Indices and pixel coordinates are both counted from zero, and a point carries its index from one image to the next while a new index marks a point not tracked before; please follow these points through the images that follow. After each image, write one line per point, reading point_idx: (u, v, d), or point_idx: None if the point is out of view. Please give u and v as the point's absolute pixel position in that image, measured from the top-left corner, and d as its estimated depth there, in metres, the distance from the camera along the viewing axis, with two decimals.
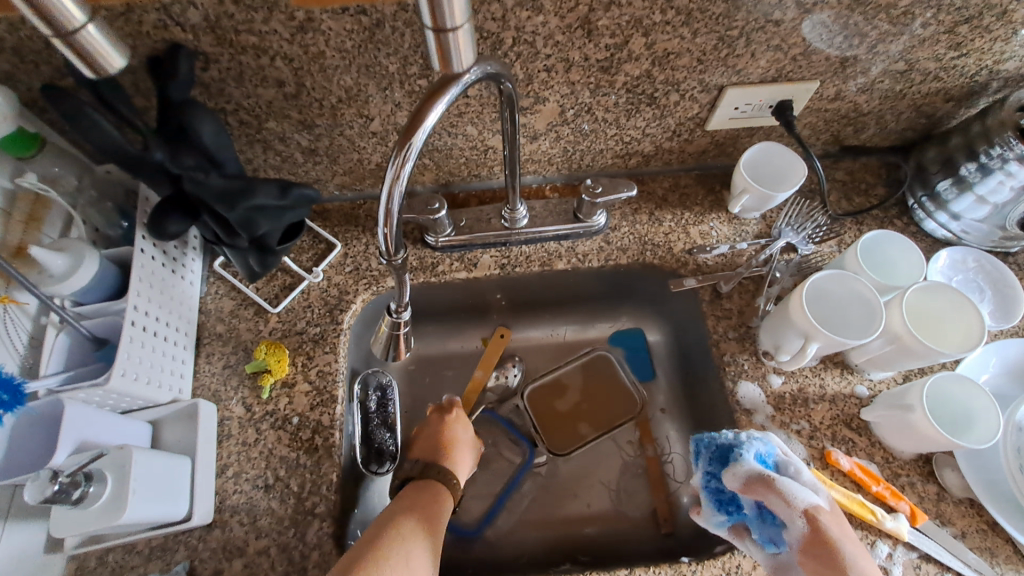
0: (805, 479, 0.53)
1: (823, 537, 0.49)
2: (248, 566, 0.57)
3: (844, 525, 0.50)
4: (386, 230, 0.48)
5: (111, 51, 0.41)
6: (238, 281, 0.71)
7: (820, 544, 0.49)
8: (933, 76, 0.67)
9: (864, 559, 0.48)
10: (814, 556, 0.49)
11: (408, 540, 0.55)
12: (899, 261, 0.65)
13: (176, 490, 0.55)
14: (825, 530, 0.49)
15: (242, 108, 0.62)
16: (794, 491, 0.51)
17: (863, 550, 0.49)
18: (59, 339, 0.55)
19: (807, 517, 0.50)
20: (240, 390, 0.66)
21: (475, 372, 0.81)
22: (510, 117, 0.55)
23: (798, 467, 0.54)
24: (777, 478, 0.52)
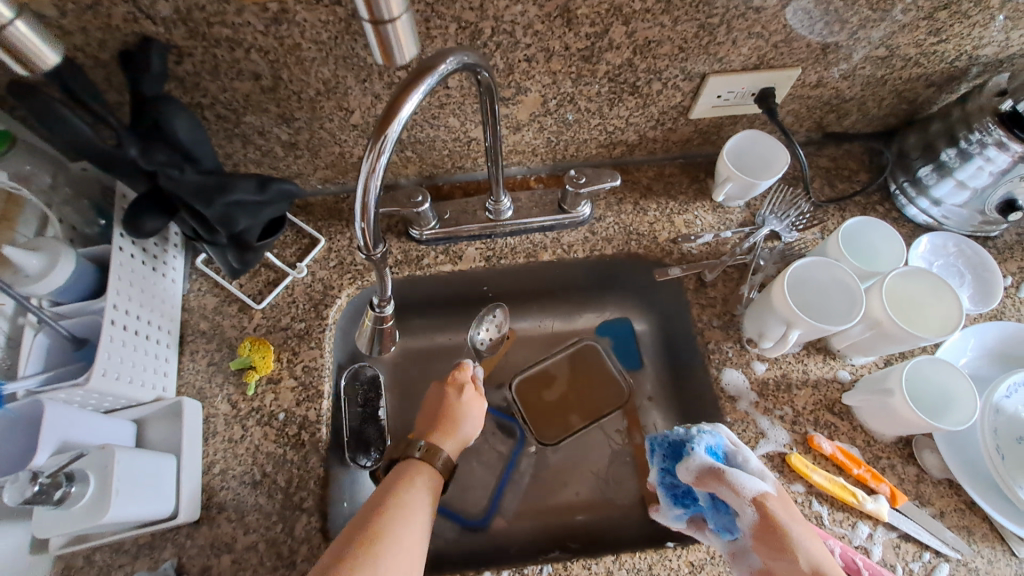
0: (754, 468, 0.54)
1: (772, 523, 0.50)
2: (237, 562, 0.57)
3: (791, 508, 0.52)
4: (364, 223, 0.48)
5: (42, 47, 0.43)
6: (220, 277, 0.71)
7: (770, 529, 0.50)
8: (913, 61, 0.67)
9: (812, 543, 0.49)
10: (765, 543, 0.50)
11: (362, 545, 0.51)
12: (880, 247, 0.65)
13: (161, 488, 0.55)
14: (774, 518, 0.50)
15: (219, 102, 0.61)
16: (742, 480, 0.52)
17: (810, 533, 0.50)
18: (38, 340, 0.55)
19: (756, 505, 0.51)
20: (225, 387, 0.65)
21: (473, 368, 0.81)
22: (489, 106, 0.55)
23: (745, 456, 0.55)
24: (728, 469, 0.52)
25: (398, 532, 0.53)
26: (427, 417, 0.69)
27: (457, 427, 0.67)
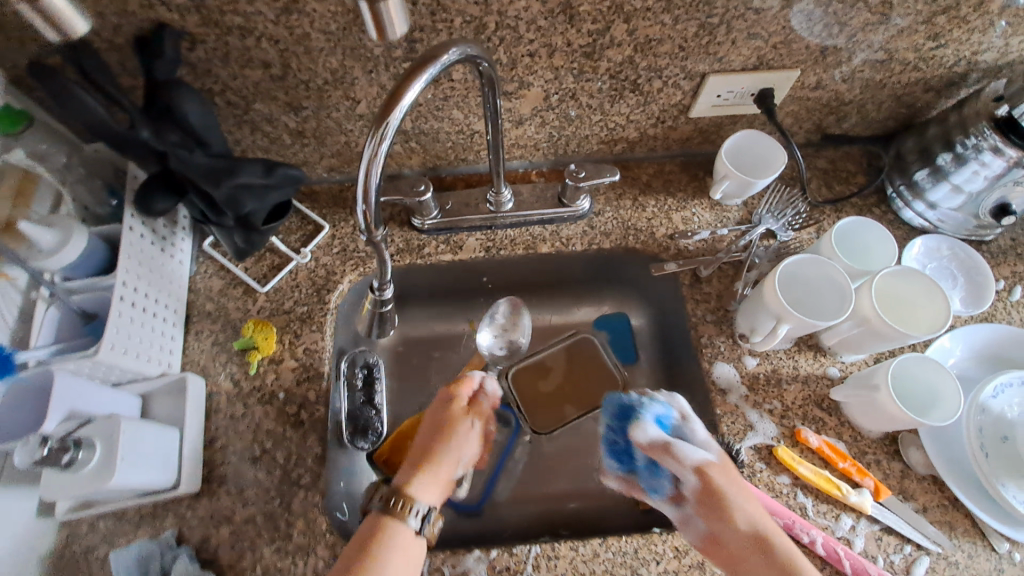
0: (698, 436, 0.58)
1: (711, 488, 0.53)
2: (235, 533, 0.59)
3: (734, 475, 0.54)
4: (365, 206, 0.49)
5: (74, 16, 0.45)
6: (226, 260, 0.72)
7: (710, 494, 0.53)
8: (911, 65, 0.68)
9: (748, 503, 0.53)
10: (705, 507, 0.53)
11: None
12: (873, 247, 0.65)
13: (164, 460, 0.57)
14: (714, 482, 0.53)
15: (230, 88, 0.62)
16: (685, 451, 0.55)
17: (747, 494, 0.53)
18: (48, 313, 0.57)
19: (697, 473, 0.54)
20: (228, 366, 0.67)
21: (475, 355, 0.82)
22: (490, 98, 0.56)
23: (689, 424, 0.59)
24: (672, 441, 0.56)
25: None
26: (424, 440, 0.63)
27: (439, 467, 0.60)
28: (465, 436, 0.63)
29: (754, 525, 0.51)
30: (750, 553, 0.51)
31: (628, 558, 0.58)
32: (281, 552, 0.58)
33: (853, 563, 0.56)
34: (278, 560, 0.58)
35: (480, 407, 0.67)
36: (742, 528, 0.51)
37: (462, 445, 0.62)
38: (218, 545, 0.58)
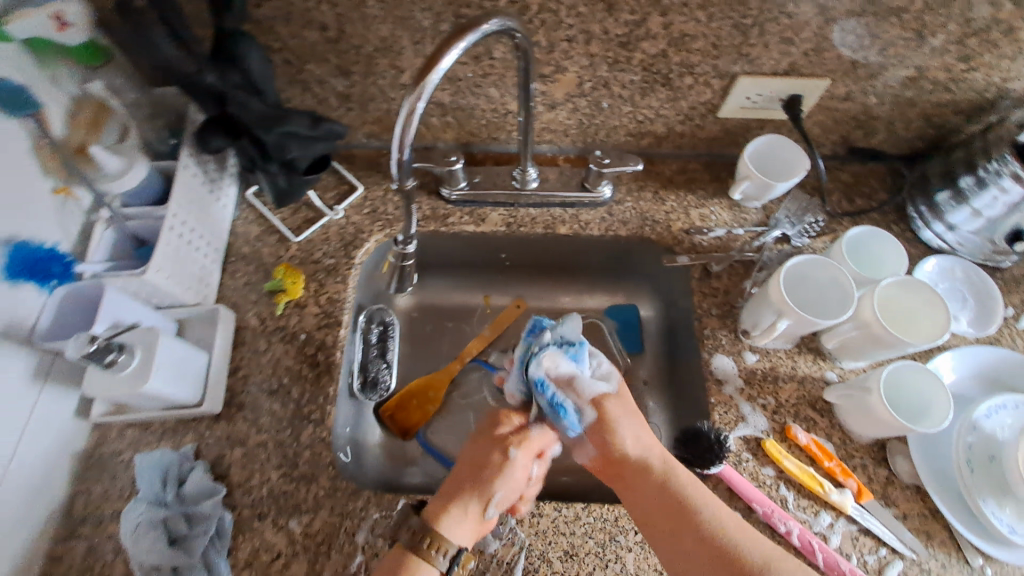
0: (605, 372, 0.64)
1: (603, 419, 0.60)
2: (247, 455, 0.64)
3: (627, 408, 0.62)
4: (398, 156, 0.53)
5: None
6: (266, 209, 0.78)
7: (601, 424, 0.60)
8: (942, 86, 0.69)
9: (638, 431, 0.60)
10: (596, 433, 0.60)
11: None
12: (884, 259, 0.67)
13: (191, 378, 0.62)
14: (608, 408, 0.61)
15: (288, 47, 0.67)
16: (586, 386, 0.61)
17: (638, 425, 0.60)
18: (105, 234, 0.63)
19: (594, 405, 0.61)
20: (257, 305, 0.72)
21: (483, 329, 0.90)
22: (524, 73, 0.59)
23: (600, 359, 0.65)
24: (577, 377, 0.61)
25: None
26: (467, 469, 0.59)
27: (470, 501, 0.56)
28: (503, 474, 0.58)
29: (641, 444, 0.59)
30: (632, 465, 0.58)
31: (607, 525, 0.61)
32: (286, 478, 0.63)
33: (827, 558, 0.57)
34: (282, 484, 0.63)
35: (526, 437, 0.61)
36: (627, 448, 0.59)
37: (499, 480, 0.57)
38: (230, 464, 0.63)
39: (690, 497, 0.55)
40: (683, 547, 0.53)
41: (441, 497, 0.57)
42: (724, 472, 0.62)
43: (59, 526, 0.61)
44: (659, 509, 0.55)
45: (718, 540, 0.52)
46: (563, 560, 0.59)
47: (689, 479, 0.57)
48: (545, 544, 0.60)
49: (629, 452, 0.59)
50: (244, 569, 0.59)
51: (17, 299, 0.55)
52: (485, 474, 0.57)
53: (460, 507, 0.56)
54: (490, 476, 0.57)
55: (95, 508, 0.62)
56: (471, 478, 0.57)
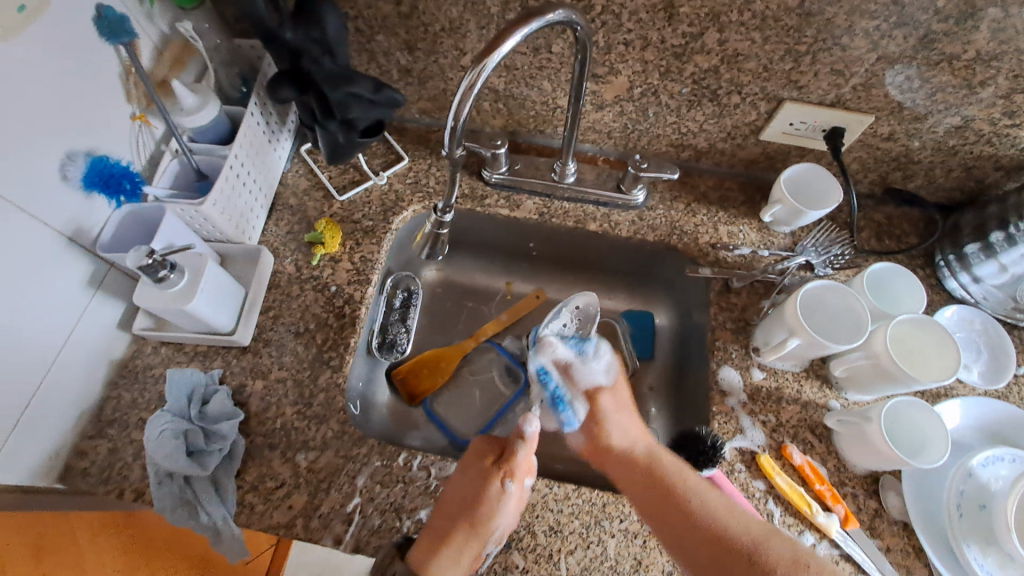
0: (608, 365, 0.73)
1: (597, 409, 0.70)
2: (267, 388, 0.68)
3: (621, 404, 0.71)
4: (452, 124, 0.55)
5: None
6: (317, 167, 0.82)
7: (595, 413, 0.70)
8: (986, 138, 0.70)
9: (634, 423, 0.70)
10: (591, 422, 0.70)
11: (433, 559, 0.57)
12: (903, 298, 0.67)
13: (227, 308, 0.66)
14: (601, 402, 0.71)
15: (362, 17, 0.71)
16: (582, 377, 0.72)
17: (632, 420, 0.70)
18: (171, 164, 0.68)
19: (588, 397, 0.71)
20: (295, 253, 0.76)
21: (502, 314, 0.93)
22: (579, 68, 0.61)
23: (608, 354, 0.74)
24: (573, 367, 0.72)
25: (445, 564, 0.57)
26: (458, 499, 0.62)
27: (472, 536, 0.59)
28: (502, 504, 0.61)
29: (627, 432, 0.68)
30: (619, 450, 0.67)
31: (594, 509, 0.63)
32: (300, 415, 0.67)
33: None
34: (295, 420, 0.66)
35: (514, 466, 0.64)
36: (615, 441, 0.68)
37: (496, 515, 0.60)
38: (250, 394, 0.68)
39: (671, 476, 0.62)
40: (662, 504, 0.60)
41: (433, 537, 0.58)
42: (715, 477, 0.63)
43: (89, 424, 0.66)
44: (641, 486, 0.62)
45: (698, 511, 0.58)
46: (547, 534, 0.62)
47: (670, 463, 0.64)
48: (532, 516, 0.63)
49: (614, 439, 0.68)
50: (250, 491, 0.63)
51: (88, 207, 0.60)
52: (484, 514, 0.60)
53: (456, 544, 0.58)
54: (491, 509, 0.60)
55: (123, 414, 0.66)
56: (472, 518, 0.59)
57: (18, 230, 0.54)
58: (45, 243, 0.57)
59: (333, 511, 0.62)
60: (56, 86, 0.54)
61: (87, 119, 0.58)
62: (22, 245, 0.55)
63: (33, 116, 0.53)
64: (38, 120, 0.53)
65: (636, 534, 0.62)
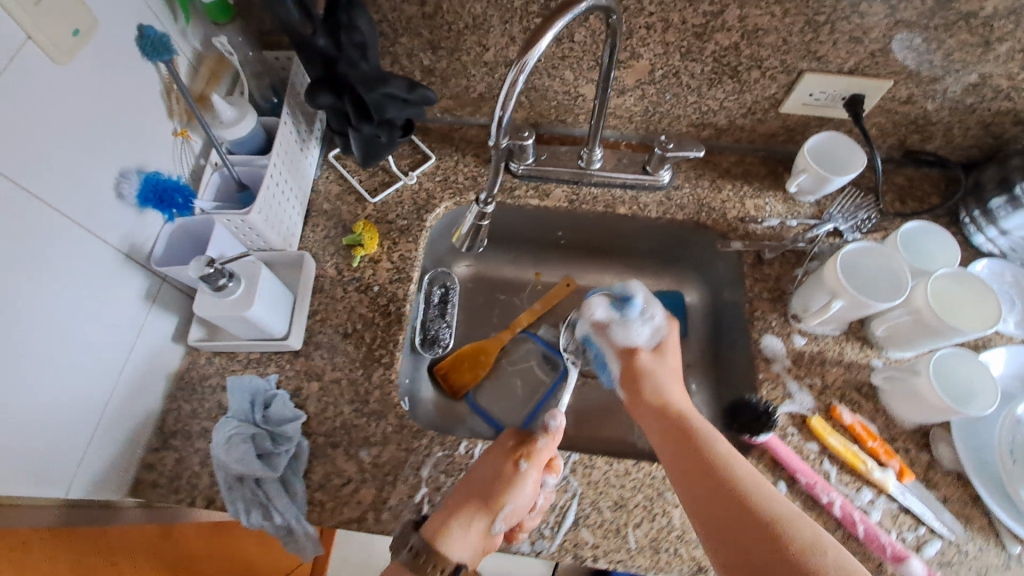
0: (651, 327, 0.73)
1: (634, 369, 0.70)
2: (322, 390, 0.69)
3: (664, 368, 0.70)
4: (502, 113, 0.56)
5: None
6: (347, 172, 0.84)
7: (631, 373, 0.70)
8: (1004, 93, 0.71)
9: (676, 393, 0.67)
10: (626, 382, 0.70)
11: (441, 535, 0.57)
12: (935, 254, 0.69)
13: (279, 314, 0.68)
14: (638, 362, 0.71)
15: (386, 20, 0.72)
16: (621, 337, 0.74)
17: (677, 388, 0.68)
18: (213, 177, 0.69)
19: (625, 358, 0.72)
20: (335, 256, 0.78)
21: (534, 304, 0.94)
22: (607, 63, 0.64)
23: (651, 317, 0.74)
24: (612, 329, 0.75)
25: (451, 541, 0.57)
26: (479, 483, 0.61)
27: (481, 515, 0.58)
28: (513, 483, 0.60)
29: (665, 397, 0.66)
30: (655, 407, 0.66)
31: (655, 481, 0.64)
32: (358, 413, 0.68)
33: (866, 528, 0.60)
34: (354, 418, 0.68)
35: (533, 449, 0.63)
36: (649, 399, 0.67)
37: (511, 492, 0.59)
38: (307, 396, 0.69)
39: (713, 451, 0.58)
40: (691, 479, 0.57)
41: (449, 510, 0.59)
42: (770, 442, 0.65)
43: (153, 437, 0.67)
44: (675, 461, 0.59)
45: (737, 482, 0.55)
46: (612, 509, 0.63)
47: (720, 440, 0.60)
48: (596, 493, 0.64)
49: (652, 398, 0.67)
50: (318, 489, 0.65)
51: (140, 223, 0.62)
52: (496, 491, 0.59)
53: (465, 521, 0.58)
54: (505, 490, 0.59)
55: (184, 425, 0.68)
56: (485, 498, 0.59)
57: (80, 249, 0.55)
58: (104, 260, 0.58)
59: (402, 502, 0.64)
60: (107, 107, 0.56)
61: (135, 137, 0.59)
62: (84, 264, 0.56)
63: (88, 135, 0.54)
64: (92, 141, 0.55)
65: None
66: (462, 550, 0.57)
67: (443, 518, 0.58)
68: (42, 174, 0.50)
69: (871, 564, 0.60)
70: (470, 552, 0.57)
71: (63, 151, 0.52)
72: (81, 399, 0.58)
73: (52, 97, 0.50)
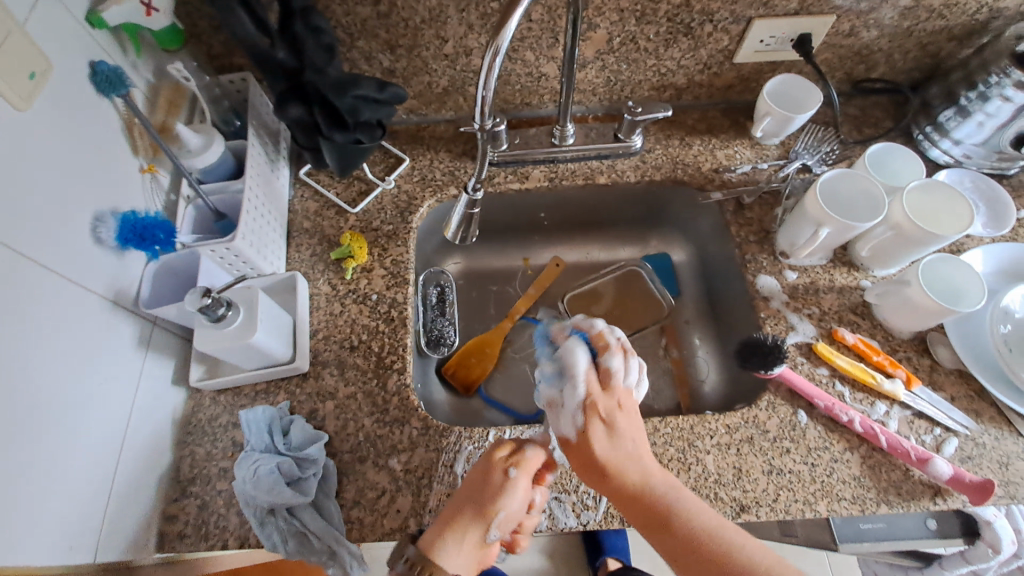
0: (568, 395, 0.57)
1: (586, 456, 0.55)
2: (339, 407, 0.68)
3: (620, 449, 0.55)
4: (485, 93, 0.57)
5: None
6: (321, 187, 0.82)
7: (583, 462, 0.56)
8: (937, 13, 0.75)
9: (643, 457, 0.56)
10: (584, 473, 0.56)
11: (431, 555, 0.55)
12: (902, 171, 0.73)
13: (281, 336, 0.66)
14: (586, 444, 0.56)
15: (341, 25, 0.72)
16: (555, 419, 0.58)
17: (640, 457, 0.55)
18: (188, 211, 0.67)
19: (572, 442, 0.57)
20: (326, 272, 0.76)
21: (529, 289, 0.94)
22: (571, 49, 0.66)
23: (568, 378, 0.58)
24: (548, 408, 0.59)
25: (446, 561, 0.55)
26: (466, 497, 0.58)
27: (467, 534, 0.56)
28: (505, 494, 0.58)
29: (631, 471, 0.54)
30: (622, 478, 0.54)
31: (684, 433, 0.65)
32: (379, 423, 0.67)
33: (888, 438, 0.63)
34: (377, 428, 0.67)
35: (522, 457, 0.60)
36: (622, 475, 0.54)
37: (500, 502, 0.57)
38: (325, 416, 0.67)
39: (681, 508, 0.52)
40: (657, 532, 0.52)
41: (441, 526, 0.57)
42: (785, 372, 0.67)
43: (170, 487, 0.64)
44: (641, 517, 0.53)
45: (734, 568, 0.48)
46: None
47: (684, 493, 0.54)
48: None
49: (622, 474, 0.54)
50: (354, 507, 0.63)
51: (121, 266, 0.59)
52: (487, 500, 0.57)
53: (458, 537, 0.56)
54: (496, 504, 0.57)
55: (201, 469, 0.65)
56: (478, 508, 0.57)
57: (66, 300, 0.52)
58: (92, 309, 0.55)
59: (441, 502, 0.63)
60: (69, 150, 0.53)
61: (101, 179, 0.57)
62: (74, 315, 0.53)
63: (52, 179, 0.51)
64: (57, 185, 0.52)
65: (729, 445, 0.64)
66: (458, 569, 0.55)
67: (433, 535, 0.56)
68: (14, 225, 0.47)
69: (899, 471, 0.62)
70: (469, 568, 0.56)
71: (34, 201, 0.49)
72: (92, 459, 0.55)
73: (13, 144, 0.47)
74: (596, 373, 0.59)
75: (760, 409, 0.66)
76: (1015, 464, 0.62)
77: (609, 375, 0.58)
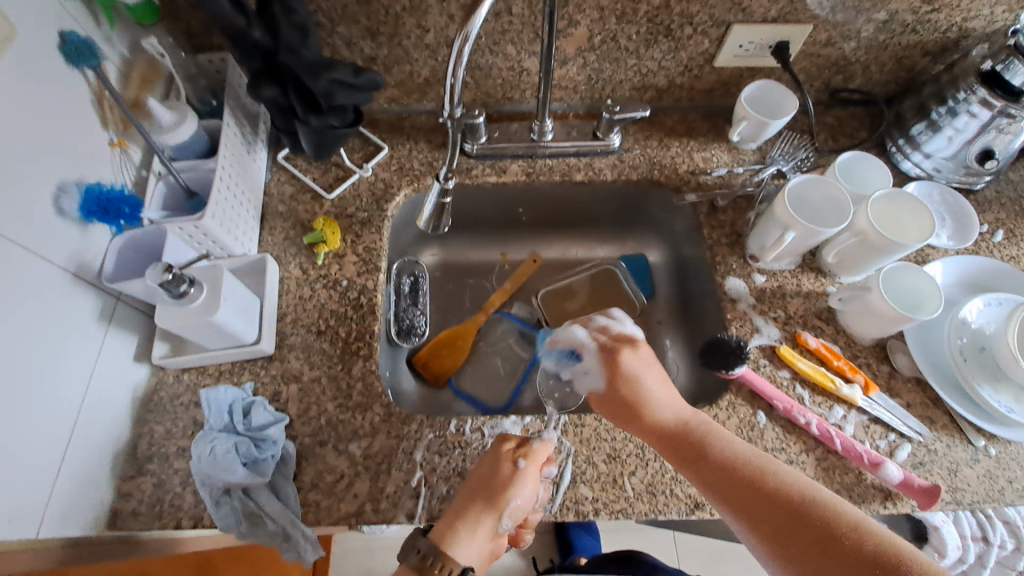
0: (585, 357, 0.67)
1: (618, 399, 0.63)
2: (303, 390, 0.68)
3: (647, 370, 0.64)
4: (452, 81, 0.57)
5: None
6: (298, 171, 0.82)
7: (620, 407, 0.63)
8: (911, 28, 0.77)
9: (674, 400, 0.62)
10: (619, 416, 0.63)
11: (447, 545, 0.57)
12: (869, 180, 0.75)
13: (247, 317, 0.66)
14: (620, 388, 0.63)
15: (321, 10, 0.72)
16: (584, 383, 0.67)
17: (669, 394, 0.62)
18: (158, 187, 0.67)
19: (603, 392, 0.64)
20: (298, 257, 0.76)
21: (505, 283, 0.95)
22: (547, 45, 0.66)
23: (578, 348, 0.69)
24: (577, 375, 0.68)
25: (463, 550, 0.57)
26: (479, 487, 0.60)
27: (484, 525, 0.59)
28: (518, 483, 0.60)
29: (659, 405, 0.61)
30: (648, 416, 0.61)
31: None
32: (342, 408, 0.67)
33: (843, 441, 0.64)
34: (339, 413, 0.67)
35: (530, 449, 0.62)
36: (658, 414, 0.61)
37: (511, 491, 0.60)
38: (288, 398, 0.67)
39: (711, 436, 0.58)
40: (685, 454, 0.57)
41: (450, 516, 0.59)
42: (746, 373, 0.68)
43: (126, 464, 0.64)
44: (668, 439, 0.59)
45: (769, 478, 0.53)
46: (607, 462, 0.65)
47: (718, 428, 0.60)
48: (590, 449, 0.65)
49: (657, 410, 0.61)
50: (311, 490, 0.63)
51: (84, 238, 0.59)
52: (501, 489, 0.59)
53: (471, 526, 0.58)
54: (511, 493, 0.60)
55: (159, 447, 0.64)
56: (491, 497, 0.59)
57: (20, 266, 0.52)
58: (49, 278, 0.55)
59: (398, 489, 0.63)
60: (33, 120, 0.53)
61: (67, 151, 0.57)
62: (28, 283, 0.53)
63: (14, 149, 0.51)
64: (19, 154, 0.52)
65: None
66: (470, 559, 0.58)
67: (445, 526, 0.58)
68: None
69: (852, 474, 0.63)
70: (481, 557, 0.59)
71: None
72: (42, 431, 0.54)
73: None
74: (596, 332, 0.69)
75: (720, 408, 0.67)
76: (965, 472, 0.63)
77: (608, 327, 0.69)
